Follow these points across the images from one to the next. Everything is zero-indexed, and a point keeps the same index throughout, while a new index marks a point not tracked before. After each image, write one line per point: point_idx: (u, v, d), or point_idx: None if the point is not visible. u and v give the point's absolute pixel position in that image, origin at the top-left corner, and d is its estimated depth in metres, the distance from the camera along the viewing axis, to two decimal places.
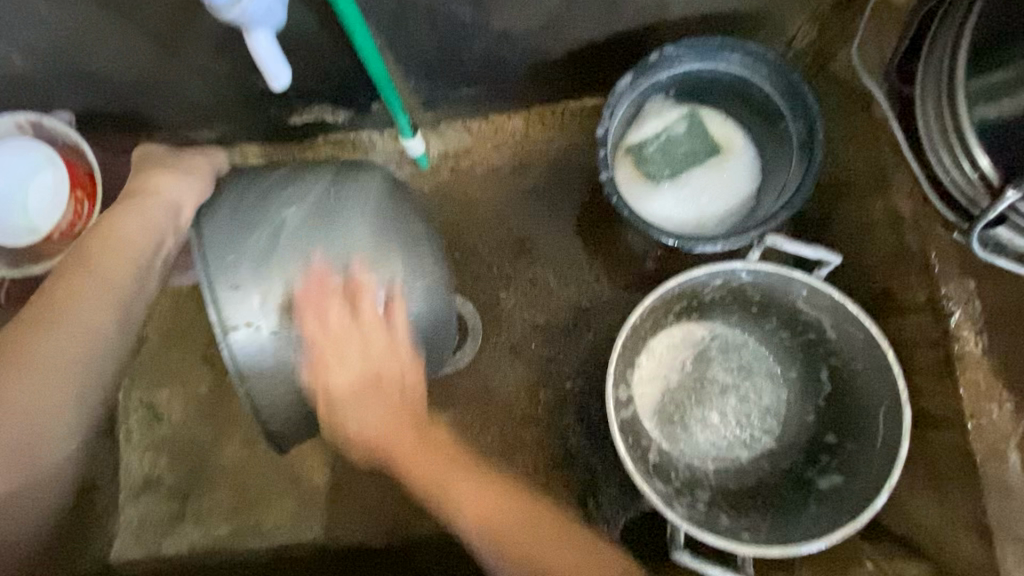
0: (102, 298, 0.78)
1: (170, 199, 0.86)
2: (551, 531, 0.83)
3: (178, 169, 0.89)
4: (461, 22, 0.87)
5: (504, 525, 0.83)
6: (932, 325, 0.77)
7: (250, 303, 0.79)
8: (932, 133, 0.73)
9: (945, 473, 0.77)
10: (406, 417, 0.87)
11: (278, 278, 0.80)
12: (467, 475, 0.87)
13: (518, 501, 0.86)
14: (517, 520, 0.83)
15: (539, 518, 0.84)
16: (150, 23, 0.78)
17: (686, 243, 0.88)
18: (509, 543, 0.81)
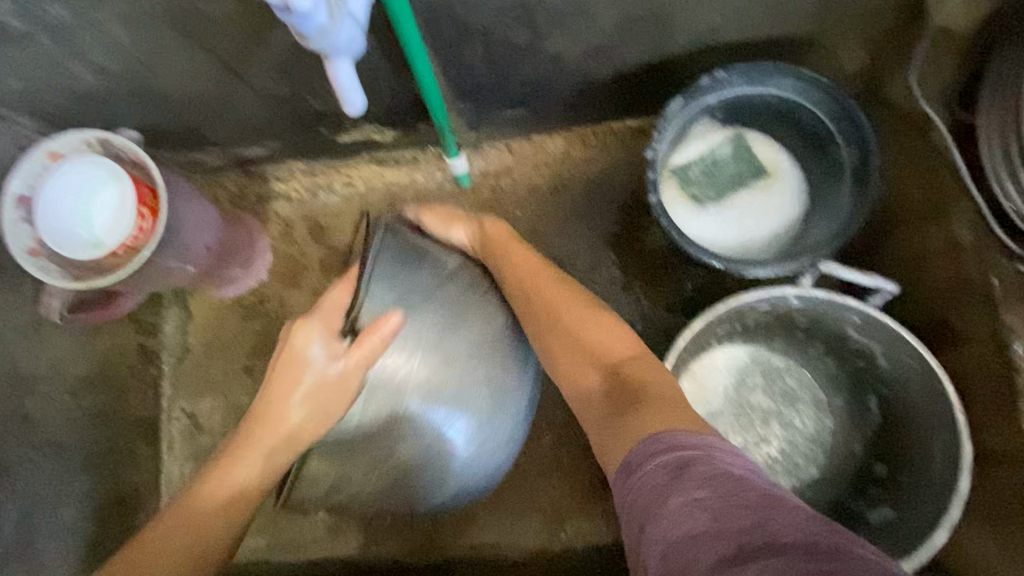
0: (268, 463, 0.78)
1: (313, 364, 0.76)
2: (646, 377, 0.70)
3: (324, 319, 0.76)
4: (515, 46, 0.89)
5: (598, 337, 0.75)
6: (994, 358, 0.75)
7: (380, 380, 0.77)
8: (996, 163, 0.72)
9: (1008, 514, 0.74)
10: (568, 300, 0.80)
11: (384, 401, 0.77)
12: (580, 345, 0.75)
13: (630, 343, 0.75)
14: (627, 351, 0.74)
15: (645, 360, 0.72)
16: (217, 46, 0.80)
17: (734, 267, 0.88)
18: (613, 383, 0.70)
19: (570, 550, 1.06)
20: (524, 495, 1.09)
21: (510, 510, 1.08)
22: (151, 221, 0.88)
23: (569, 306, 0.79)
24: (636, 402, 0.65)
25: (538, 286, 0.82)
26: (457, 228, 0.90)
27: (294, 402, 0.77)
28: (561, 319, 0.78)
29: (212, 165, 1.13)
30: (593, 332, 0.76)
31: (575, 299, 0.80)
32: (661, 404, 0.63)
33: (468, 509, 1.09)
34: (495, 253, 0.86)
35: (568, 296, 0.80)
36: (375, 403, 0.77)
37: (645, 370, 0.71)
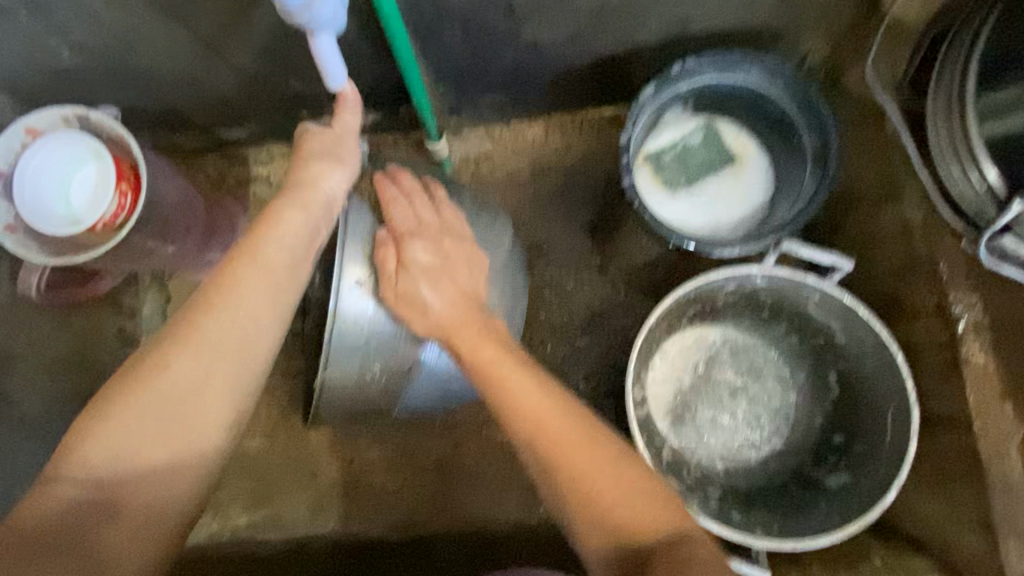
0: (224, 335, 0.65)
1: (334, 190, 0.76)
2: (665, 525, 0.64)
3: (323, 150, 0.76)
4: (494, 31, 0.91)
5: (620, 498, 0.65)
6: (941, 330, 0.81)
7: (366, 314, 0.83)
8: (942, 147, 0.77)
9: (952, 474, 0.80)
10: (553, 407, 0.70)
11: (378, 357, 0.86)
12: (591, 500, 0.65)
13: (667, 509, 0.66)
14: (635, 481, 0.67)
15: (665, 505, 0.66)
16: (198, 24, 0.81)
17: (702, 247, 0.92)
18: (638, 566, 0.63)
19: (547, 524, 1.10)
20: (503, 470, 1.12)
21: (489, 485, 1.12)
22: (132, 200, 0.87)
23: (516, 375, 0.73)
24: (669, 567, 0.61)
25: (530, 414, 0.70)
26: (437, 274, 0.81)
27: (246, 293, 0.66)
28: (569, 477, 0.67)
29: (191, 146, 1.13)
30: (584, 465, 0.66)
31: (582, 439, 0.68)
32: (697, 568, 0.60)
33: (448, 485, 1.12)
34: (476, 355, 0.76)
35: (555, 409, 0.70)
36: (368, 362, 0.86)
37: (654, 521, 0.65)
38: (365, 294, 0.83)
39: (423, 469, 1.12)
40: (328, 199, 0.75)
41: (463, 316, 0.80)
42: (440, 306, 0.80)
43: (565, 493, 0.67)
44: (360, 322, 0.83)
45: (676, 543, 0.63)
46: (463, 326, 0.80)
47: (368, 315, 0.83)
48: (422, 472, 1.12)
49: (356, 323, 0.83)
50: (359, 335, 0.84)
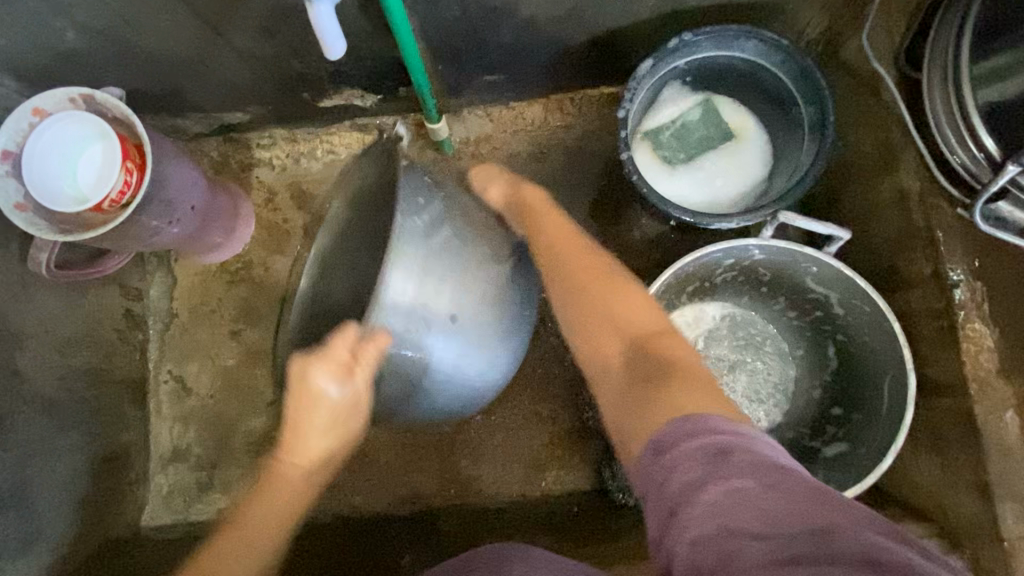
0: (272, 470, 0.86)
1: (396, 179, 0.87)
2: (684, 350, 0.63)
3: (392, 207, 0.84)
4: (491, 8, 0.92)
5: (625, 308, 0.69)
6: (936, 296, 0.81)
7: (410, 290, 0.77)
8: (938, 115, 0.77)
9: (949, 439, 0.81)
10: (587, 260, 0.76)
11: (424, 309, 0.79)
12: (602, 315, 0.70)
13: (651, 314, 0.70)
14: (655, 329, 0.67)
15: (671, 334, 0.66)
16: (200, 4, 0.82)
17: (701, 220, 0.92)
18: (634, 358, 0.65)
19: (550, 499, 1.11)
20: (506, 447, 1.14)
21: (493, 461, 1.13)
22: (138, 178, 0.88)
23: (551, 218, 0.82)
24: (660, 373, 0.59)
25: (562, 258, 0.77)
26: (495, 191, 0.90)
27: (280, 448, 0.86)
28: (603, 305, 0.71)
29: (194, 130, 1.15)
30: (602, 287, 0.72)
31: (607, 272, 0.74)
32: (698, 390, 0.55)
33: (452, 462, 1.14)
34: (530, 219, 0.84)
35: (574, 251, 0.78)
36: (416, 320, 0.79)
37: (675, 350, 0.64)
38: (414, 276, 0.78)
39: (428, 446, 1.14)
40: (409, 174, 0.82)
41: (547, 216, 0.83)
42: (483, 267, 0.85)
43: (597, 322, 0.70)
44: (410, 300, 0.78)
45: (684, 358, 0.61)
46: (541, 212, 0.84)
47: (414, 296, 0.78)
48: (427, 449, 1.14)
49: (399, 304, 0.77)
50: (403, 324, 0.78)
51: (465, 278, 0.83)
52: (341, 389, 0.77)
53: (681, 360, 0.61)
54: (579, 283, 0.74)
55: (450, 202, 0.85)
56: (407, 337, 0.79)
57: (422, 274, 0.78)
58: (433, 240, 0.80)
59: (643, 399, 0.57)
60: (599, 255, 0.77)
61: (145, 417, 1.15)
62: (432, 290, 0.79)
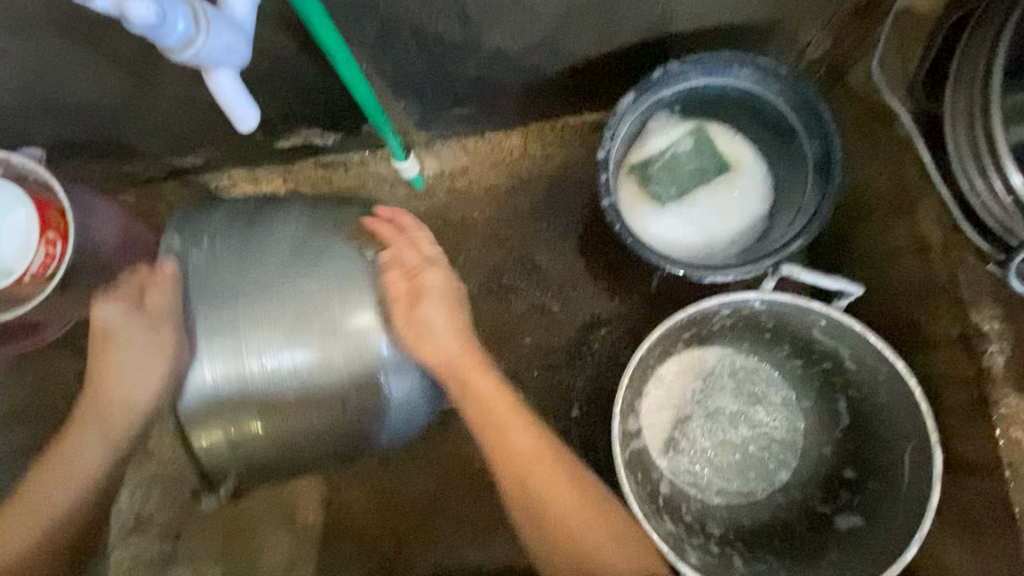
0: (67, 480, 0.79)
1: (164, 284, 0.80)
2: (580, 509, 0.71)
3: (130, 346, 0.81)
4: (451, 41, 0.82)
5: (568, 518, 0.70)
6: (964, 363, 0.71)
7: (217, 350, 0.78)
8: (962, 156, 0.67)
9: (980, 525, 0.71)
10: (523, 446, 0.74)
11: (241, 312, 0.78)
12: (534, 499, 0.71)
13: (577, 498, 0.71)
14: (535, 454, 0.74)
15: (556, 465, 0.73)
16: (120, 52, 0.74)
17: (692, 272, 0.82)
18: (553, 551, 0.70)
19: None
20: (491, 509, 1.05)
21: (477, 525, 1.05)
22: (62, 246, 0.80)
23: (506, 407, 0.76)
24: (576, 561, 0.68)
25: (489, 407, 0.76)
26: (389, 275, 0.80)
27: (87, 444, 0.80)
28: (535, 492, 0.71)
29: (144, 176, 1.06)
30: (552, 487, 0.72)
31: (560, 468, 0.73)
32: (615, 543, 0.69)
33: (433, 527, 1.05)
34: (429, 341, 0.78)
35: (515, 426, 0.75)
36: (239, 327, 0.78)
37: (556, 482, 0.72)
38: (215, 349, 0.78)
39: (406, 509, 1.06)
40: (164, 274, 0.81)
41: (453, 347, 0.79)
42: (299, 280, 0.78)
43: (527, 505, 0.72)
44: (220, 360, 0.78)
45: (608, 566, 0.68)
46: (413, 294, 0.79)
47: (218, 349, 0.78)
48: (404, 512, 1.06)
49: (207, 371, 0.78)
50: (227, 324, 0.78)
51: (283, 314, 0.77)
52: (120, 318, 0.81)
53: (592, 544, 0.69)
54: (527, 490, 0.72)
55: (239, 218, 0.83)
56: (252, 358, 0.77)
57: (211, 320, 0.79)
58: (222, 249, 0.80)
59: (574, 558, 0.69)
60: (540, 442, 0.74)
61: None
62: (251, 291, 0.78)
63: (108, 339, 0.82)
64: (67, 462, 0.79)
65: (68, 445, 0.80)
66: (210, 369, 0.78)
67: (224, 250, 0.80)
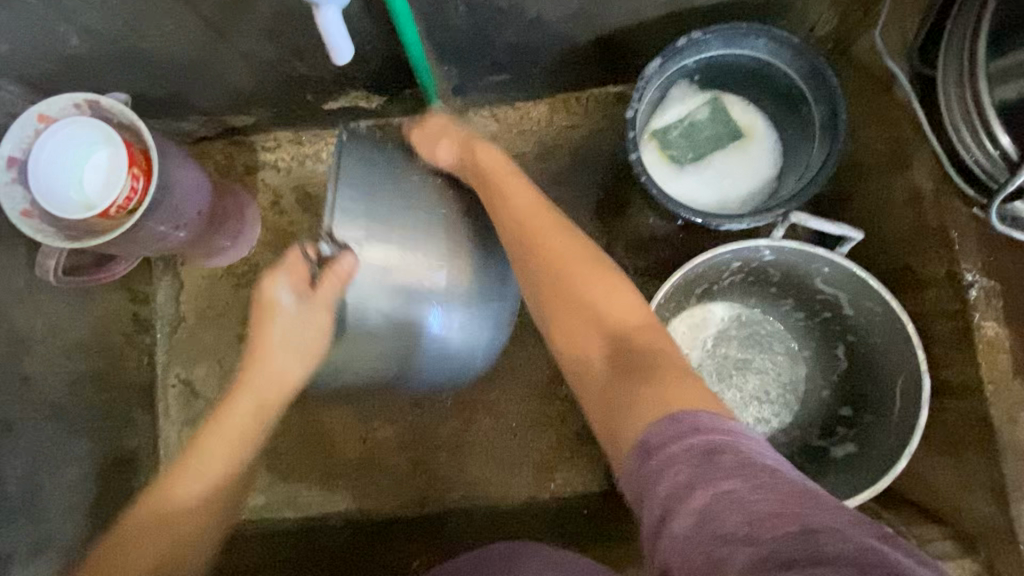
0: (202, 480, 0.73)
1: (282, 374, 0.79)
2: (657, 337, 0.67)
3: (291, 329, 0.78)
4: (497, 8, 0.91)
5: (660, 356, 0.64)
6: (950, 298, 0.80)
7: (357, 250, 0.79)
8: (953, 113, 0.76)
9: (962, 442, 0.80)
10: (589, 281, 0.72)
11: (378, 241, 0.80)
12: (593, 318, 0.70)
13: (669, 341, 0.67)
14: (631, 322, 0.69)
15: (655, 328, 0.68)
16: (204, 7, 0.82)
17: (710, 220, 0.91)
18: (619, 361, 0.65)
19: (559, 500, 1.11)
20: (514, 448, 1.13)
21: (501, 463, 1.13)
22: (144, 183, 0.88)
23: (549, 231, 0.77)
24: (641, 368, 0.62)
25: (562, 260, 0.74)
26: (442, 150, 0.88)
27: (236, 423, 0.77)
28: (591, 311, 0.70)
29: (198, 134, 1.14)
30: (614, 305, 0.70)
31: (615, 297, 0.71)
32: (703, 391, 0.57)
33: (460, 464, 1.13)
34: (528, 232, 0.77)
35: (588, 269, 0.73)
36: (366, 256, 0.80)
37: (602, 292, 0.71)
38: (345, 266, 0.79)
39: (436, 447, 1.14)
40: (284, 379, 0.80)
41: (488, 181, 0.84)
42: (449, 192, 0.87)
43: (595, 339, 0.69)
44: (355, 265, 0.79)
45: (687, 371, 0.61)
46: (502, 175, 0.83)
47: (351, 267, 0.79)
48: (434, 449, 1.14)
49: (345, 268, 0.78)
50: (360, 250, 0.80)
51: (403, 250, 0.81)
52: (292, 302, 0.78)
53: (665, 359, 0.63)
54: (574, 297, 0.72)
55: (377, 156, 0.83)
56: (373, 287, 0.80)
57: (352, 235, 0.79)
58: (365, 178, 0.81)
59: (636, 404, 0.58)
60: (597, 265, 0.73)
61: (153, 423, 1.14)
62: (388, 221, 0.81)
63: (278, 317, 0.78)
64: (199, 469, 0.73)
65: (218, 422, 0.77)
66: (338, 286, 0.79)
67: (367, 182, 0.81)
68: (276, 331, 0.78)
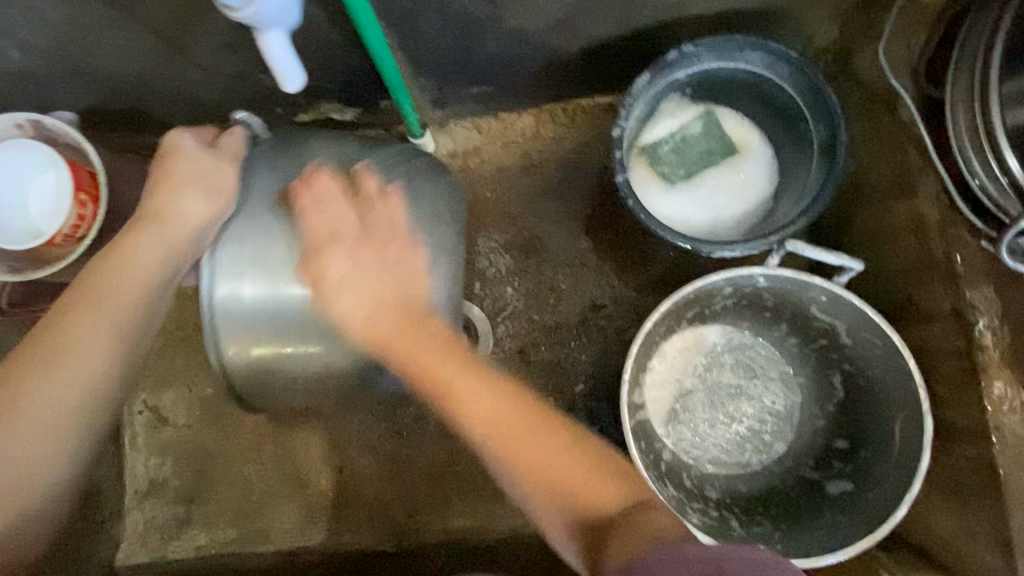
0: (80, 376, 0.75)
1: (187, 217, 0.79)
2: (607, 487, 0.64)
3: (197, 179, 0.80)
4: (473, 18, 0.85)
5: (576, 483, 0.64)
6: (956, 335, 0.76)
7: (249, 281, 0.77)
8: (961, 138, 0.71)
9: (966, 487, 0.75)
10: (531, 422, 0.66)
11: (279, 238, 0.77)
12: (546, 477, 0.64)
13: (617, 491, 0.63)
14: (534, 439, 0.65)
15: (590, 469, 0.64)
16: (154, 21, 0.75)
17: (701, 247, 0.86)
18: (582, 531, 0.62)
19: (544, 533, 1.06)
20: (498, 479, 1.08)
21: (482, 494, 1.08)
22: (94, 209, 0.81)
23: (485, 390, 0.67)
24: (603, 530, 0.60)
25: (488, 419, 0.66)
26: (328, 257, 0.71)
27: (119, 308, 0.78)
28: (533, 474, 0.64)
29: None
30: (566, 470, 0.64)
31: (538, 424, 0.66)
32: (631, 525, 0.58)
33: (440, 494, 1.09)
34: (412, 338, 0.69)
35: (517, 420, 0.66)
36: (264, 253, 0.77)
37: (558, 461, 0.65)
38: (250, 266, 0.77)
39: (414, 477, 1.09)
40: (192, 229, 0.80)
41: (389, 319, 0.70)
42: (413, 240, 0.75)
43: (553, 497, 0.64)
44: (254, 293, 0.77)
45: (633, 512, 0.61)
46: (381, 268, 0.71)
47: (253, 253, 0.77)
48: (412, 480, 1.09)
49: (239, 299, 0.77)
50: (261, 232, 0.78)
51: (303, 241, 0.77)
52: (190, 146, 0.82)
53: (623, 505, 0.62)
54: (528, 473, 0.64)
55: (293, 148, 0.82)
56: (278, 282, 0.77)
57: (258, 227, 0.78)
58: (272, 171, 0.81)
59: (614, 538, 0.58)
60: (522, 408, 0.66)
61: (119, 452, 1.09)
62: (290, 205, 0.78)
63: (178, 160, 0.81)
64: (71, 347, 0.75)
65: (94, 305, 0.76)
66: (230, 292, 0.77)
67: (277, 173, 0.81)
68: (187, 183, 0.80)
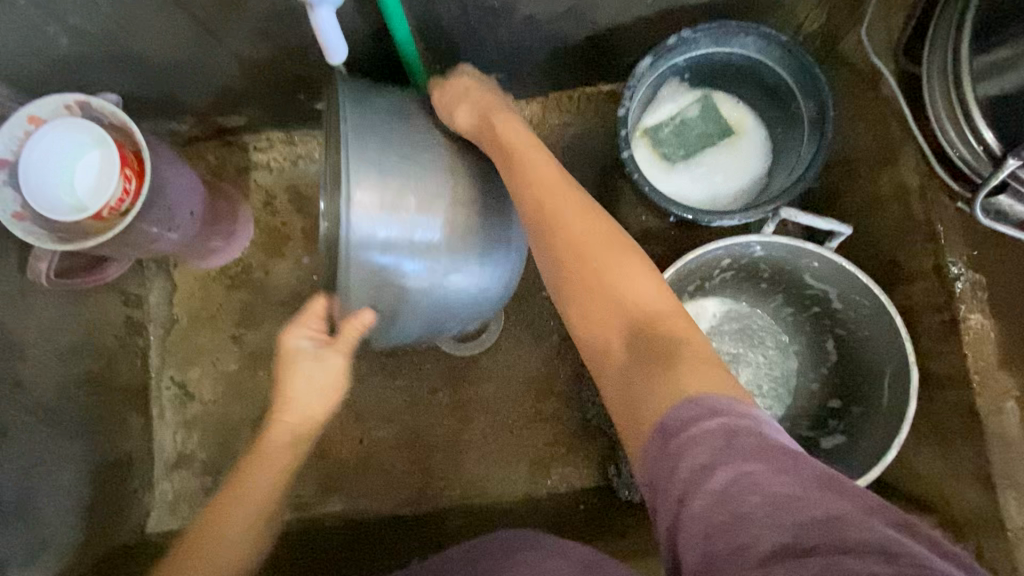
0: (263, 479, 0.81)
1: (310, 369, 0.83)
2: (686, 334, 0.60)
3: (317, 372, 0.83)
4: (489, 6, 0.91)
5: (630, 299, 0.63)
6: (937, 290, 0.83)
7: (381, 222, 0.70)
8: (939, 110, 0.78)
9: (949, 430, 0.82)
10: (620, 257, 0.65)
11: (400, 180, 0.72)
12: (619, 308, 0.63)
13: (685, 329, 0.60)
14: (613, 270, 0.64)
15: (659, 306, 0.62)
16: (197, 8, 0.82)
17: (702, 217, 0.92)
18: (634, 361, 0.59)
19: (555, 496, 1.12)
20: (512, 446, 1.14)
21: (497, 460, 1.14)
22: (136, 185, 0.87)
23: (575, 221, 0.67)
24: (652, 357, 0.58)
25: (577, 240, 0.66)
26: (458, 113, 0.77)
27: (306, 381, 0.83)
28: (609, 299, 0.63)
29: (189, 134, 1.13)
30: (642, 296, 0.63)
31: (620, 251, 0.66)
32: (694, 364, 0.55)
33: (456, 461, 1.14)
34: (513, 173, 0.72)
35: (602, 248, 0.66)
36: (391, 193, 0.71)
37: (630, 279, 0.64)
38: (374, 205, 0.70)
39: (431, 446, 1.15)
40: (313, 411, 0.84)
41: (495, 146, 0.75)
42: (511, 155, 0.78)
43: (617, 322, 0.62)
44: (381, 212, 0.70)
45: (671, 342, 0.59)
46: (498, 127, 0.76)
47: (381, 197, 0.70)
48: (429, 448, 1.14)
49: (386, 236, 0.71)
50: (381, 176, 0.71)
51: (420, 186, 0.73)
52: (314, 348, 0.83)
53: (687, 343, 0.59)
54: (589, 278, 0.65)
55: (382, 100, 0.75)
56: (403, 227, 0.72)
57: (373, 168, 0.71)
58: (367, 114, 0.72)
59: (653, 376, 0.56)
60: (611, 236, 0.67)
61: (148, 426, 1.14)
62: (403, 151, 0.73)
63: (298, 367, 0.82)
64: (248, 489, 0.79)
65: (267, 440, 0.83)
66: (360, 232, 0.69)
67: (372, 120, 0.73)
68: (303, 385, 0.83)
